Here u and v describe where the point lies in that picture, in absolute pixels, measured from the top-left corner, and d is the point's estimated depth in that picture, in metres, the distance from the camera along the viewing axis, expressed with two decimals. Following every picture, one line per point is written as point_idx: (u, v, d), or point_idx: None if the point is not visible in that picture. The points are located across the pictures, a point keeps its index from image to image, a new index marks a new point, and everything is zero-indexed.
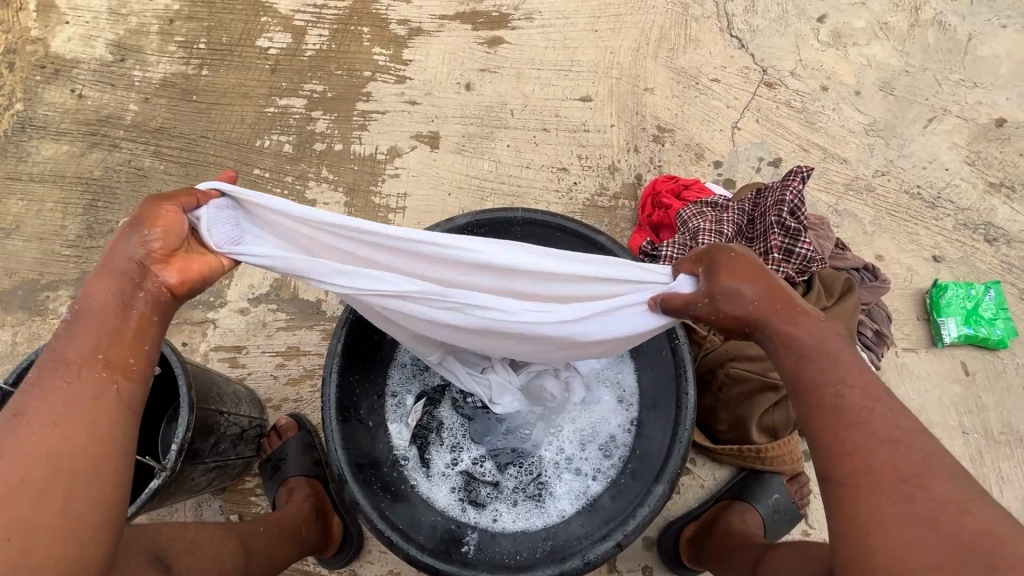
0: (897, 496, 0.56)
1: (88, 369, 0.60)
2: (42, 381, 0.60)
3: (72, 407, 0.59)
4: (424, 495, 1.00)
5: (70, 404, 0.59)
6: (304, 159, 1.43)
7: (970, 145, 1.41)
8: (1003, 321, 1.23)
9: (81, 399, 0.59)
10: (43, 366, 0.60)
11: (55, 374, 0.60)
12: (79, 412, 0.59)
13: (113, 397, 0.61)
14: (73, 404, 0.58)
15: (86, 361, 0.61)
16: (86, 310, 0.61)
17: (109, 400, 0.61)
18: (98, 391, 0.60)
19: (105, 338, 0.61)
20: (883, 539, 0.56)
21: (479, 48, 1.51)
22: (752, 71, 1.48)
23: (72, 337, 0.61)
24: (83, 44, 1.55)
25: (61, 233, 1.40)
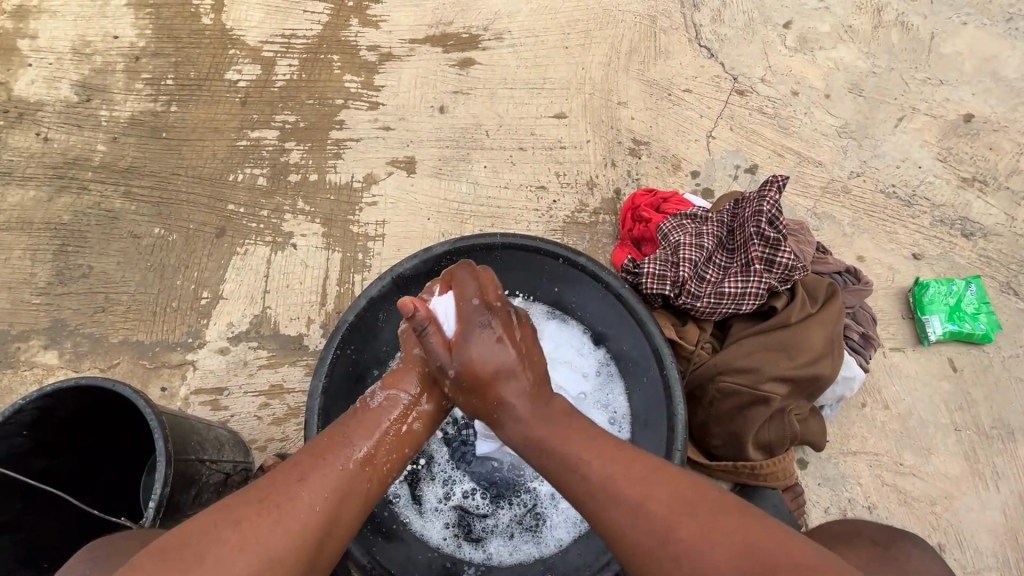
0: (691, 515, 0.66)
1: (371, 456, 0.76)
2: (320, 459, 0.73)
3: (348, 483, 0.72)
4: (418, 533, 0.97)
5: (345, 479, 0.72)
6: (279, 192, 1.41)
7: (940, 142, 1.43)
8: (986, 315, 1.24)
9: (360, 478, 0.74)
10: (330, 442, 0.75)
11: (332, 452, 0.74)
12: (353, 486, 0.72)
13: (375, 489, 0.75)
14: (351, 480, 0.72)
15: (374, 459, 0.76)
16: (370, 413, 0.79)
17: (371, 489, 0.74)
18: (367, 481, 0.74)
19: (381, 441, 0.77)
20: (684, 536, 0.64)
21: (451, 70, 1.50)
22: (723, 79, 1.49)
23: (360, 431, 0.77)
24: (47, 86, 1.52)
25: (30, 281, 1.36)
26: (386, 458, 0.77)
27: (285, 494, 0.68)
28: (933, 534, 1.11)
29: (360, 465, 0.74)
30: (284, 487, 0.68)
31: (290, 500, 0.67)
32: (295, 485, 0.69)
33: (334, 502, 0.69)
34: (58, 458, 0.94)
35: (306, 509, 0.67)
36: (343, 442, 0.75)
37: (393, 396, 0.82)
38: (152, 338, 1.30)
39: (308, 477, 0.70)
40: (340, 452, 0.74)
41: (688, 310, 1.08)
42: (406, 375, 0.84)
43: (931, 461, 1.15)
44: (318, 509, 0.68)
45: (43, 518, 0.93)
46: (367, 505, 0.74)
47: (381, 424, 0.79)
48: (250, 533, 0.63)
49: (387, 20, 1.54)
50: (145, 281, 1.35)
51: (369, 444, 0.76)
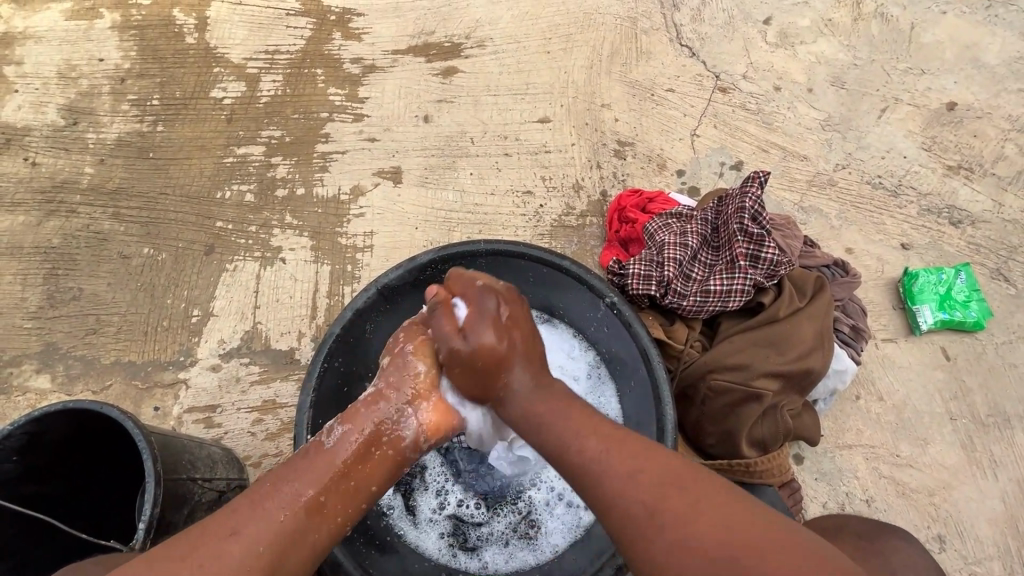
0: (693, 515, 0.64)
1: (320, 503, 0.73)
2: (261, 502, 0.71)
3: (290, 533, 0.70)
4: (413, 544, 0.97)
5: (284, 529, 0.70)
6: (267, 207, 1.41)
7: (924, 131, 1.43)
8: (977, 303, 1.23)
9: (305, 527, 0.72)
10: (271, 486, 0.73)
11: (272, 499, 0.72)
12: (296, 535, 0.71)
13: (323, 538, 0.73)
14: (294, 530, 0.71)
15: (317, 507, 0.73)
16: (318, 453, 0.76)
17: (318, 538, 0.73)
18: (311, 528, 0.72)
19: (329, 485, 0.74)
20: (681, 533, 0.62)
21: (434, 79, 1.51)
22: (705, 77, 1.49)
23: (303, 478, 0.74)
24: (34, 111, 1.53)
25: (21, 306, 1.36)
26: (336, 504, 0.75)
27: (217, 549, 0.67)
28: (933, 524, 1.10)
29: (305, 513, 0.72)
30: (217, 539, 0.68)
31: (223, 555, 0.67)
32: (228, 538, 0.68)
33: (271, 557, 0.69)
34: (47, 482, 0.94)
35: (241, 561, 0.67)
36: (285, 488, 0.73)
37: (346, 437, 0.77)
38: (144, 358, 1.30)
39: (238, 531, 0.69)
40: (282, 499, 0.72)
41: (675, 309, 1.08)
42: (366, 413, 0.80)
43: (927, 451, 1.15)
44: (255, 563, 0.67)
45: (33, 543, 0.92)
46: (314, 554, 0.73)
47: (332, 469, 0.75)
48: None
49: (370, 32, 1.55)
50: (135, 301, 1.36)
51: (317, 489, 0.73)
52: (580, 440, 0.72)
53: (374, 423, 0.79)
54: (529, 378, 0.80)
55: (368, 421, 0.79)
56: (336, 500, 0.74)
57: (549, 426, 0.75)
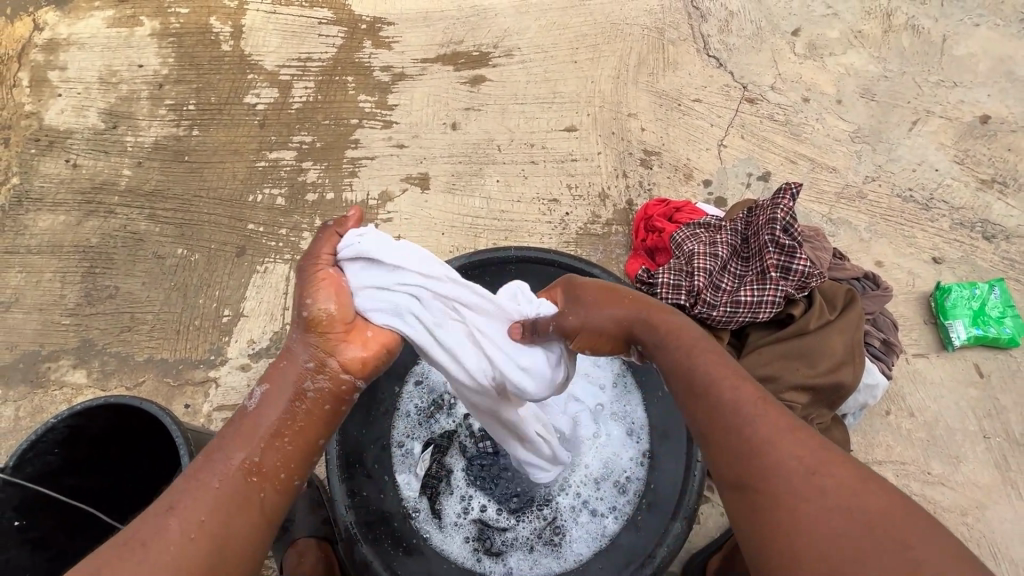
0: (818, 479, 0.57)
1: (255, 463, 0.68)
2: (199, 470, 0.67)
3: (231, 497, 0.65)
4: (439, 547, 0.97)
5: (226, 494, 0.65)
6: (297, 211, 1.44)
7: (957, 144, 1.41)
8: (1011, 319, 1.21)
9: (244, 491, 0.66)
10: (206, 456, 0.68)
11: (209, 465, 0.67)
12: (237, 501, 0.66)
13: (271, 496, 0.69)
14: (234, 496, 0.66)
15: (251, 465, 0.68)
16: (247, 419, 0.71)
17: (264, 497, 0.68)
18: (252, 495, 0.67)
19: (266, 442, 0.70)
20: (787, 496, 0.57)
21: (462, 87, 1.53)
22: (732, 88, 1.49)
23: (236, 441, 0.69)
24: (75, 115, 1.58)
25: (60, 303, 1.40)
26: (275, 462, 0.70)
27: (156, 529, 0.61)
28: (966, 545, 1.08)
29: (241, 477, 0.67)
30: (152, 518, 0.62)
31: (163, 533, 0.61)
32: (165, 513, 0.62)
33: (216, 523, 0.63)
34: (86, 477, 0.97)
35: (180, 535, 0.61)
36: (218, 455, 0.68)
37: (266, 400, 0.72)
38: (176, 356, 1.33)
39: (177, 505, 0.64)
40: (211, 472, 0.66)
41: (704, 319, 1.08)
42: (282, 369, 0.74)
43: (960, 469, 1.13)
44: (195, 534, 0.62)
45: (71, 535, 0.96)
46: (264, 515, 0.67)
47: (259, 430, 0.70)
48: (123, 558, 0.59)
49: (400, 41, 1.58)
50: (168, 300, 1.39)
51: (249, 453, 0.69)
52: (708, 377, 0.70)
53: (290, 377, 0.73)
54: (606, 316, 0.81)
55: (288, 379, 0.73)
56: (273, 455, 0.70)
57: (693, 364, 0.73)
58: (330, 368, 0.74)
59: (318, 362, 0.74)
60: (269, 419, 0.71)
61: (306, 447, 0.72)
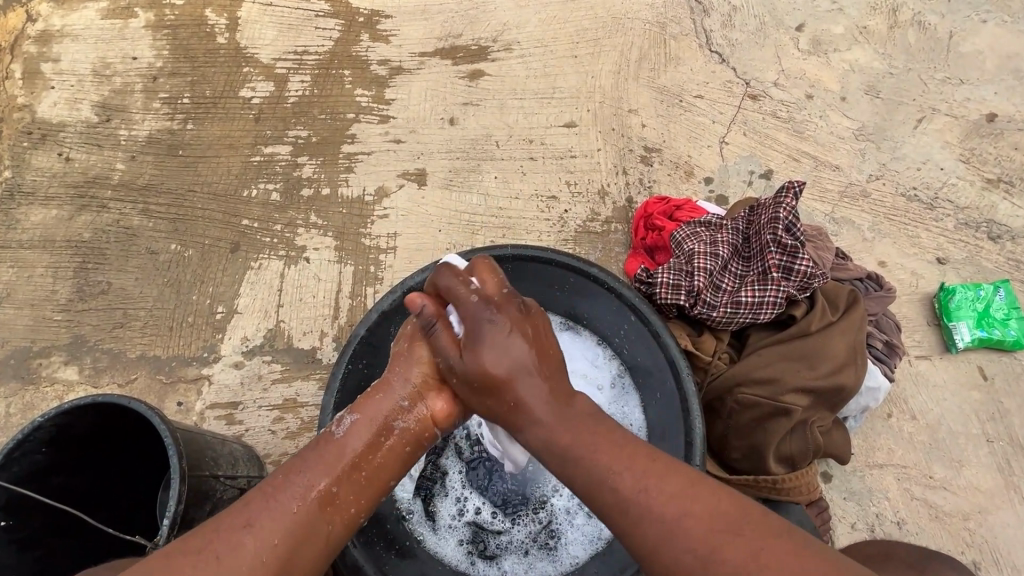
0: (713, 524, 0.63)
1: (333, 493, 0.73)
2: (276, 491, 0.71)
3: (299, 525, 0.69)
4: (432, 550, 0.96)
5: (294, 521, 0.69)
6: (293, 207, 1.42)
7: (963, 143, 1.39)
8: (1016, 321, 1.19)
9: (320, 520, 0.71)
10: (287, 472, 0.73)
11: (290, 486, 0.71)
12: (310, 526, 0.70)
13: (337, 530, 0.72)
14: (308, 522, 0.70)
15: (327, 493, 0.72)
16: (330, 443, 0.76)
17: (333, 531, 0.72)
18: (318, 524, 0.71)
19: (342, 474, 0.74)
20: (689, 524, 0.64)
21: (460, 82, 1.51)
22: (734, 84, 1.47)
23: (316, 467, 0.73)
24: (68, 108, 1.56)
25: (52, 298, 1.38)
26: (350, 493, 0.74)
27: (229, 542, 0.66)
28: (967, 550, 1.07)
29: (318, 505, 0.71)
30: (229, 532, 0.67)
31: (237, 549, 0.66)
32: (244, 528, 0.67)
33: (285, 548, 0.68)
34: (76, 475, 0.96)
35: (252, 557, 0.66)
36: (298, 479, 0.72)
37: (354, 428, 0.77)
38: (169, 353, 1.32)
39: (253, 522, 0.68)
40: (292, 492, 0.71)
41: (703, 320, 1.06)
42: (376, 401, 0.80)
43: (962, 474, 1.11)
44: (267, 557, 0.66)
45: (60, 535, 0.94)
46: (329, 547, 0.72)
47: (343, 460, 0.75)
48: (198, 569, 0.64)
49: (397, 34, 1.55)
50: (161, 297, 1.37)
51: (330, 480, 0.73)
52: (615, 478, 0.68)
53: (381, 412, 0.80)
54: (542, 392, 0.76)
55: (378, 412, 0.79)
56: (350, 486, 0.74)
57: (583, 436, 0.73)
58: (419, 410, 0.81)
59: (412, 401, 0.81)
60: (352, 447, 0.76)
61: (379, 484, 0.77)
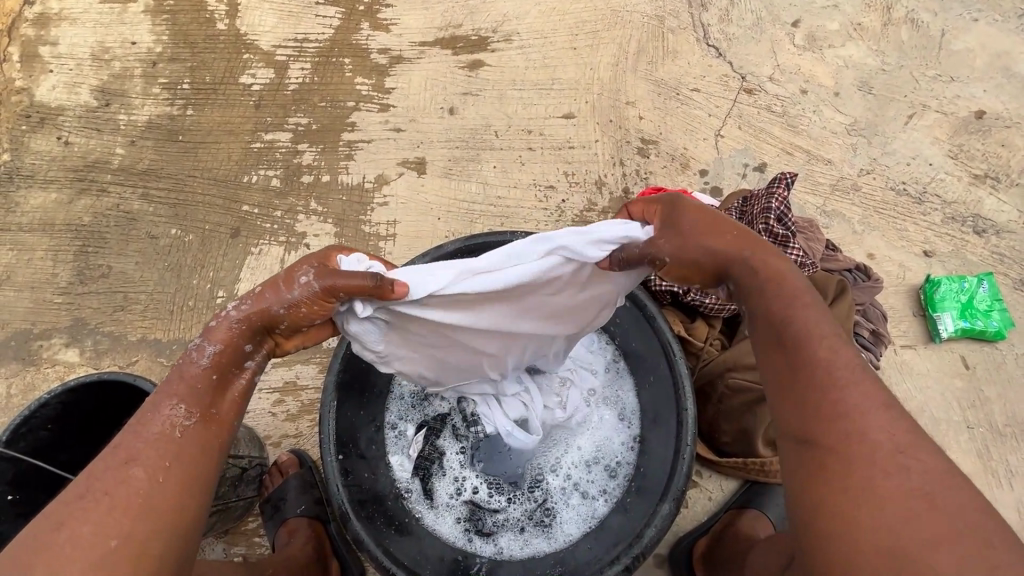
0: (892, 468, 0.56)
1: (214, 412, 0.67)
2: (148, 418, 0.64)
3: (192, 442, 0.64)
4: (430, 527, 0.98)
5: (191, 439, 0.64)
6: (293, 193, 1.44)
7: (951, 139, 1.42)
8: (998, 313, 1.23)
9: (200, 435, 0.65)
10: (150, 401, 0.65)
11: (164, 411, 0.64)
12: (198, 443, 0.64)
13: (222, 437, 0.67)
14: (193, 439, 0.64)
15: (206, 414, 0.66)
16: (179, 374, 0.66)
17: (225, 441, 0.67)
18: (210, 440, 0.65)
19: (212, 397, 0.67)
20: (862, 452, 0.57)
21: (460, 72, 1.52)
22: (731, 78, 1.49)
23: (178, 395, 0.65)
24: (67, 91, 1.56)
25: (52, 281, 1.39)
26: (229, 413, 0.68)
27: (115, 477, 0.59)
28: None
29: (203, 424, 0.65)
30: (112, 468, 0.60)
31: (127, 480, 0.60)
32: (123, 463, 0.60)
33: (183, 468, 0.63)
34: (79, 450, 0.98)
35: (150, 481, 0.60)
36: (167, 405, 0.64)
37: (208, 354, 0.67)
38: (170, 336, 1.33)
39: (135, 455, 0.61)
40: (162, 419, 0.64)
41: (696, 306, 1.09)
42: (222, 324, 0.67)
43: None
44: (163, 477, 0.61)
45: None
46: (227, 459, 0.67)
47: (207, 382, 0.67)
48: (91, 506, 0.57)
49: (398, 24, 1.56)
50: (162, 281, 1.38)
51: (204, 404, 0.66)
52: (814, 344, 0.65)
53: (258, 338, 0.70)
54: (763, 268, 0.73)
55: (228, 334, 0.68)
56: (227, 405, 0.68)
57: (791, 322, 0.67)
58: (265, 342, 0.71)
59: (256, 344, 0.69)
60: (208, 372, 0.66)
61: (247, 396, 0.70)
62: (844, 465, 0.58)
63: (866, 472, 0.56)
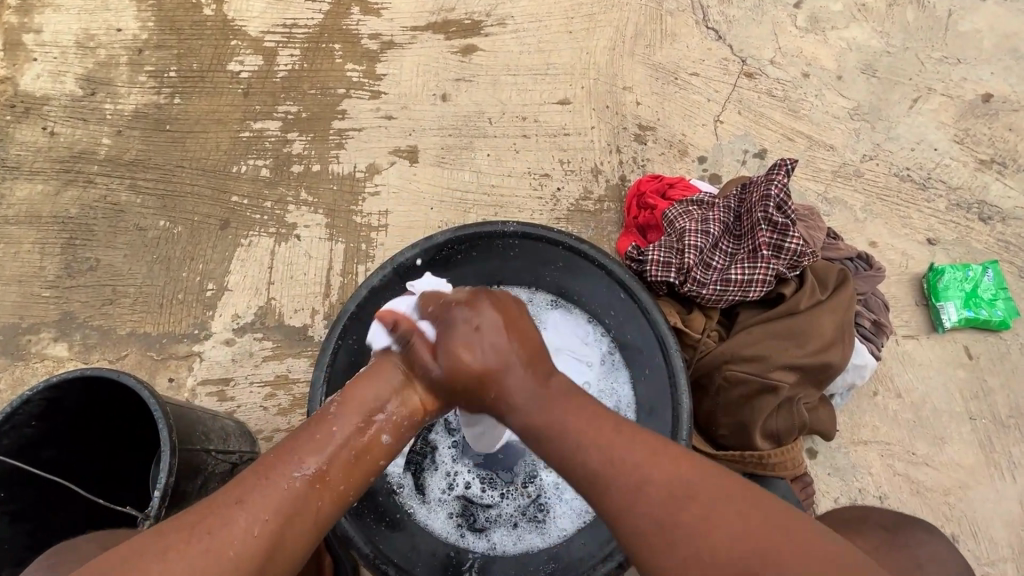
0: (686, 517, 0.59)
1: (323, 472, 0.65)
2: (278, 461, 0.65)
3: (292, 504, 0.63)
4: (422, 522, 0.97)
5: (294, 500, 0.63)
6: (282, 183, 1.41)
7: (958, 123, 1.38)
8: (1003, 302, 1.20)
9: (309, 498, 0.64)
10: (284, 446, 0.66)
11: (286, 462, 0.64)
12: (298, 505, 0.63)
13: (327, 510, 0.65)
14: (295, 499, 0.63)
15: (319, 476, 0.65)
16: (316, 421, 0.68)
17: (322, 508, 0.65)
18: (306, 507, 0.64)
19: (331, 456, 0.66)
20: (687, 508, 0.59)
21: (453, 57, 1.48)
22: (731, 62, 1.45)
23: (305, 450, 0.65)
24: (52, 80, 1.52)
25: (40, 275, 1.37)
26: (342, 479, 0.66)
27: (224, 518, 0.61)
28: (947, 523, 1.09)
29: (309, 485, 0.64)
30: (224, 507, 0.61)
31: (228, 524, 0.61)
32: (236, 505, 0.62)
33: (276, 526, 0.62)
34: (66, 449, 0.95)
35: (245, 532, 0.61)
36: (289, 457, 0.65)
37: (346, 407, 0.69)
38: (159, 330, 1.31)
39: (246, 498, 0.62)
40: (282, 471, 0.64)
41: (693, 297, 1.06)
42: (362, 383, 0.71)
43: (945, 450, 1.13)
44: (258, 532, 0.61)
45: (51, 506, 0.94)
46: (320, 525, 0.65)
47: (335, 440, 0.66)
48: (195, 536, 0.60)
49: (389, 7, 1.52)
50: (151, 274, 1.36)
51: (320, 462, 0.65)
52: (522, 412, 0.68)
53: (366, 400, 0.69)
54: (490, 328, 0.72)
55: (366, 395, 0.70)
56: (341, 468, 0.66)
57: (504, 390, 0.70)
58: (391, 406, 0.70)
59: (395, 408, 0.70)
60: (336, 429, 0.67)
61: (375, 457, 0.68)
62: (663, 527, 0.59)
63: (689, 526, 0.58)
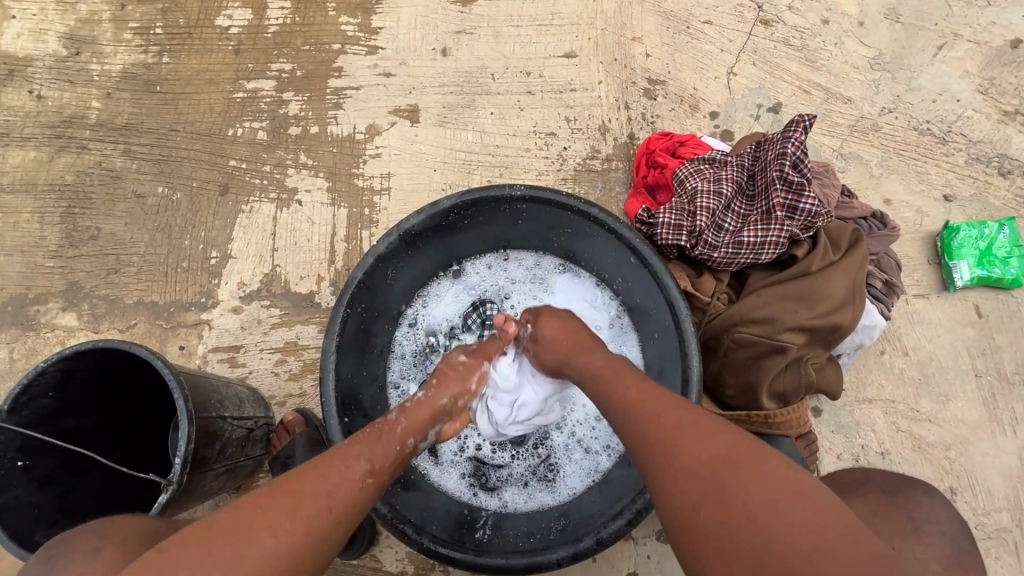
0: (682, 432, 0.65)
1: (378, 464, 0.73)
2: (331, 458, 0.70)
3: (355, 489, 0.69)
4: (435, 483, 1.01)
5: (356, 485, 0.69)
6: (280, 146, 1.37)
7: (982, 72, 1.32)
8: (1017, 259, 1.18)
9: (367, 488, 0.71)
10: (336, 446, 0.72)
11: (342, 457, 0.71)
12: (361, 494, 0.69)
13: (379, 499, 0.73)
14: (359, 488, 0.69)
15: (374, 465, 0.72)
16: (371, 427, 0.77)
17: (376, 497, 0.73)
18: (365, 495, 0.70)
19: (384, 448, 0.75)
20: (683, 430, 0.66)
21: (452, 7, 1.40)
22: (746, 8, 1.37)
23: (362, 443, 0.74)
24: (34, 39, 1.45)
25: (41, 244, 1.36)
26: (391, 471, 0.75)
27: (293, 509, 0.63)
28: (946, 477, 1.11)
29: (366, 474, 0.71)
30: (289, 500, 0.64)
31: (299, 513, 0.63)
32: (304, 496, 0.65)
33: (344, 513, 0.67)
34: (84, 417, 0.97)
35: (319, 519, 0.64)
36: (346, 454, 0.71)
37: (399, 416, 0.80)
38: (166, 299, 1.31)
39: (312, 489, 0.66)
40: (343, 466, 0.69)
41: (704, 261, 1.05)
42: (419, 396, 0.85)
43: (949, 407, 1.14)
44: (329, 518, 0.65)
45: (75, 472, 0.96)
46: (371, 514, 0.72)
47: (387, 437, 0.77)
48: (259, 528, 0.61)
49: None
50: (153, 242, 1.35)
51: (375, 454, 0.74)
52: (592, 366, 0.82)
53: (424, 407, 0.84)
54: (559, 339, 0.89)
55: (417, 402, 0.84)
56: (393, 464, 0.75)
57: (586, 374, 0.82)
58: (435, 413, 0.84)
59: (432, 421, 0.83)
60: (394, 429, 0.78)
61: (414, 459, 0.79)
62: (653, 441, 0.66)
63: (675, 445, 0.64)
